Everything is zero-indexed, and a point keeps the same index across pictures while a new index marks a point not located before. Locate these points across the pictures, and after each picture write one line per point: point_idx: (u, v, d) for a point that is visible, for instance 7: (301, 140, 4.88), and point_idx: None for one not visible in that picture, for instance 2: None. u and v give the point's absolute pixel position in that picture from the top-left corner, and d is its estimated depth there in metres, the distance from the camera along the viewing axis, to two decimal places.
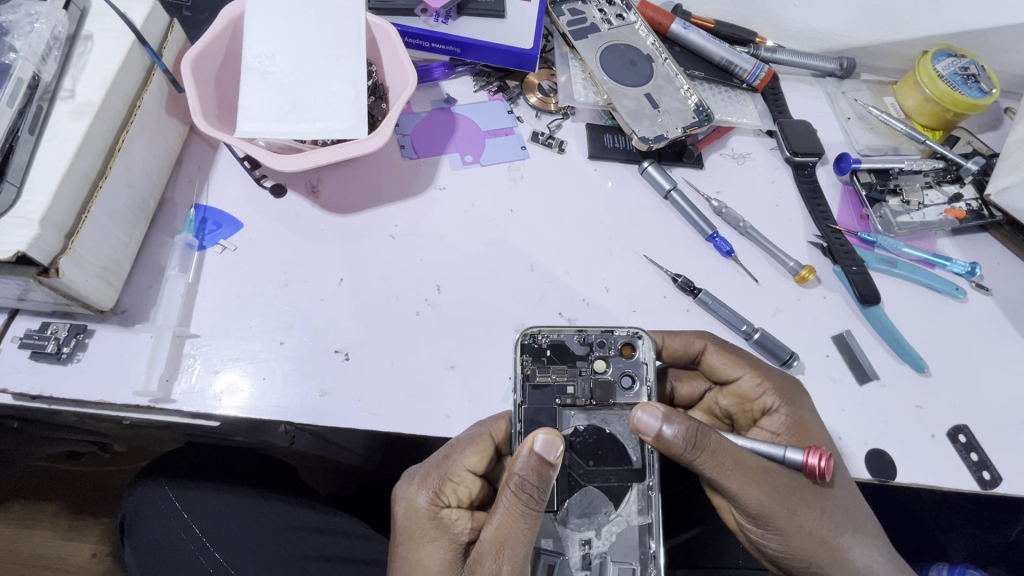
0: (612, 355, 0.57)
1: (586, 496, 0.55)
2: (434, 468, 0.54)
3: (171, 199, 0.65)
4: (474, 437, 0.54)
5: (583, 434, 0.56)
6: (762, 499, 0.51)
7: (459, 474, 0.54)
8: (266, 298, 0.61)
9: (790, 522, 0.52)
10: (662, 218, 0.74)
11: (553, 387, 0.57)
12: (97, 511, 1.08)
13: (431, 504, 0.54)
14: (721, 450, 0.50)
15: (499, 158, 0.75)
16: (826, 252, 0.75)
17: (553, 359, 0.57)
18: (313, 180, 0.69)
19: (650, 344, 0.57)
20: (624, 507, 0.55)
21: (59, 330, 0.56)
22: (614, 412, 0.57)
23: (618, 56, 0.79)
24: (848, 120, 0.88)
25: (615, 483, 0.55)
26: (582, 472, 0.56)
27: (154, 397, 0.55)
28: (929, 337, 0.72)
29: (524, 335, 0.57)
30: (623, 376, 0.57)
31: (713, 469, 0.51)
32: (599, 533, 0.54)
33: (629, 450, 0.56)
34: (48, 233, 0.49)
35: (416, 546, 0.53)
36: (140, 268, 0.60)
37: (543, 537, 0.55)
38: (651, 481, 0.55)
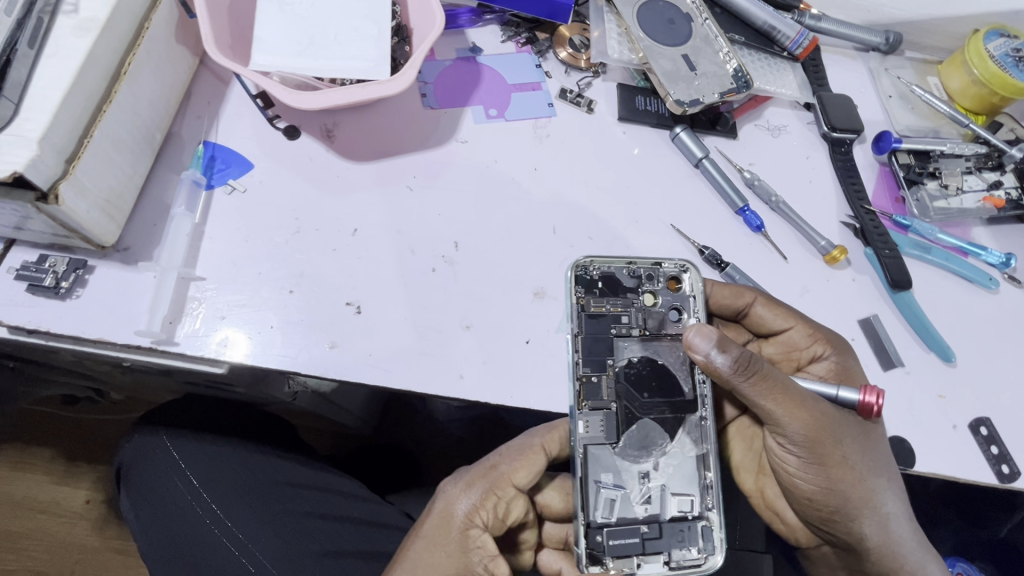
0: (661, 287, 0.57)
1: (644, 428, 0.53)
2: (480, 475, 0.56)
3: (178, 134, 0.61)
4: (527, 450, 0.56)
5: (637, 366, 0.55)
6: (806, 425, 0.50)
7: (503, 487, 0.56)
8: (276, 243, 0.58)
9: (832, 454, 0.51)
10: (693, 186, 0.71)
11: (608, 317, 0.55)
12: (91, 459, 1.07)
13: (466, 514, 0.55)
14: (768, 373, 0.49)
15: (526, 114, 0.71)
16: (858, 233, 0.72)
17: (603, 291, 0.55)
18: (328, 124, 0.65)
19: (698, 277, 0.56)
20: (680, 439, 0.54)
21: (58, 263, 0.53)
22: (665, 343, 0.56)
23: (656, 14, 0.74)
24: (889, 98, 0.84)
25: (670, 414, 0.54)
26: (638, 405, 0.54)
27: (157, 338, 0.52)
28: (959, 326, 0.70)
29: (577, 267, 0.54)
30: (671, 308, 0.56)
31: (759, 390, 0.49)
32: (658, 465, 0.53)
33: (683, 381, 0.55)
34: (48, 155, 0.45)
35: (434, 546, 0.54)
36: (145, 204, 0.57)
37: (601, 471, 0.52)
38: (704, 411, 0.54)
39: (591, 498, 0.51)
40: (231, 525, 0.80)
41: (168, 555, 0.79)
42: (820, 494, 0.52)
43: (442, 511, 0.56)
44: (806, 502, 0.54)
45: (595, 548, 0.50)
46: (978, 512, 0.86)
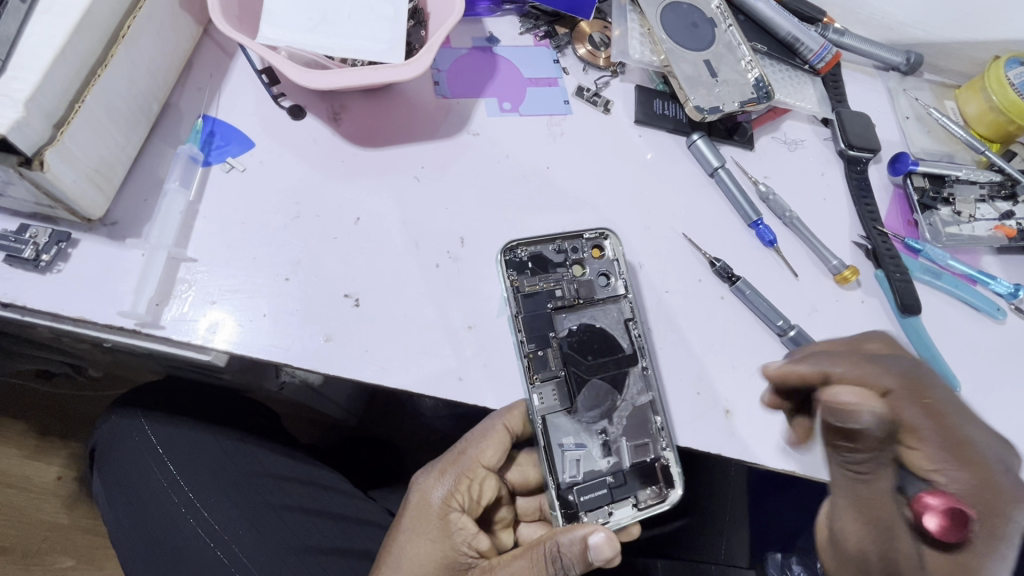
0: (589, 255, 0.59)
1: (592, 388, 0.56)
2: (452, 462, 0.54)
3: (177, 105, 0.58)
4: (492, 431, 0.53)
5: (577, 334, 0.57)
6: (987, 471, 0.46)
7: (476, 471, 0.54)
8: (274, 227, 0.55)
9: (1011, 512, 0.46)
10: (707, 196, 0.69)
11: (542, 293, 0.57)
12: (65, 435, 1.03)
13: (443, 502, 0.52)
14: (939, 390, 0.49)
15: (540, 110, 0.69)
16: (870, 254, 0.71)
17: (534, 270, 0.58)
18: (335, 106, 0.62)
19: (617, 241, 0.59)
20: (627, 391, 0.56)
21: (39, 234, 0.49)
22: (598, 308, 0.59)
23: (679, 17, 0.72)
24: (906, 119, 0.83)
25: (615, 371, 0.56)
26: (583, 368, 0.56)
27: (142, 320, 0.49)
28: (964, 355, 0.69)
29: (504, 252, 0.57)
30: (600, 275, 0.59)
31: (925, 419, 0.47)
32: (611, 420, 0.56)
33: (620, 338, 0.58)
34: (35, 118, 0.42)
35: (416, 540, 0.52)
36: (136, 177, 0.54)
37: (562, 436, 0.55)
38: (645, 361, 0.57)
39: (557, 463, 0.53)
40: (207, 514, 0.78)
41: (140, 544, 0.77)
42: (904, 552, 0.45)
43: (419, 502, 0.53)
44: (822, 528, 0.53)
45: (569, 505, 0.52)
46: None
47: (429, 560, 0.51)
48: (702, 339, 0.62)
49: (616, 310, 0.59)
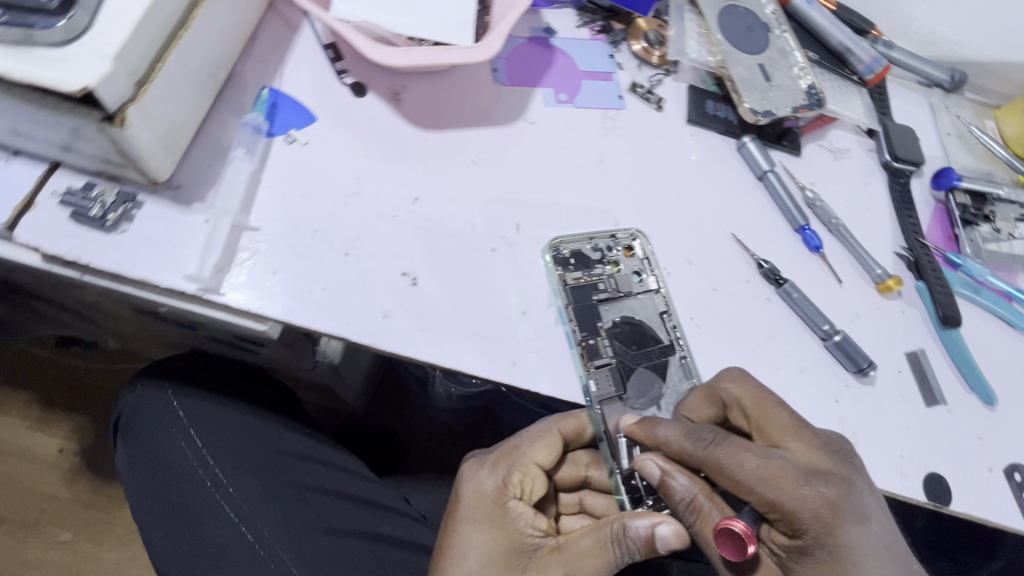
0: (622, 253, 0.62)
1: (639, 377, 0.58)
2: (505, 454, 0.55)
3: (241, 75, 0.58)
4: (545, 431, 0.56)
5: (620, 326, 0.59)
6: (812, 513, 0.44)
7: (529, 466, 0.55)
8: (334, 201, 0.55)
9: (844, 547, 0.44)
10: (754, 198, 0.69)
11: (587, 286, 0.59)
12: (65, 409, 1.10)
13: (498, 489, 0.53)
14: (750, 446, 0.47)
15: (595, 103, 0.69)
16: (912, 266, 0.72)
17: (576, 265, 0.59)
18: (396, 86, 0.62)
19: (646, 241, 0.62)
20: (671, 379, 0.58)
21: (106, 194, 0.49)
22: (635, 302, 0.61)
23: (735, 19, 0.73)
24: (948, 136, 0.83)
25: (659, 360, 0.59)
26: (630, 358, 0.58)
27: (204, 286, 0.49)
28: (1000, 370, 0.69)
29: (549, 249, 0.59)
30: (634, 271, 0.61)
31: (759, 489, 0.45)
32: (660, 405, 0.58)
33: (659, 330, 0.60)
34: (121, 76, 0.42)
35: (476, 528, 0.51)
36: (200, 144, 0.54)
37: (619, 425, 0.56)
38: (683, 350, 0.59)
39: (620, 450, 0.55)
40: (231, 492, 0.77)
41: (164, 516, 0.76)
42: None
43: (473, 494, 0.53)
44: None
45: (635, 490, 0.55)
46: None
47: (489, 546, 0.50)
48: (749, 339, 0.62)
49: (651, 303, 0.61)
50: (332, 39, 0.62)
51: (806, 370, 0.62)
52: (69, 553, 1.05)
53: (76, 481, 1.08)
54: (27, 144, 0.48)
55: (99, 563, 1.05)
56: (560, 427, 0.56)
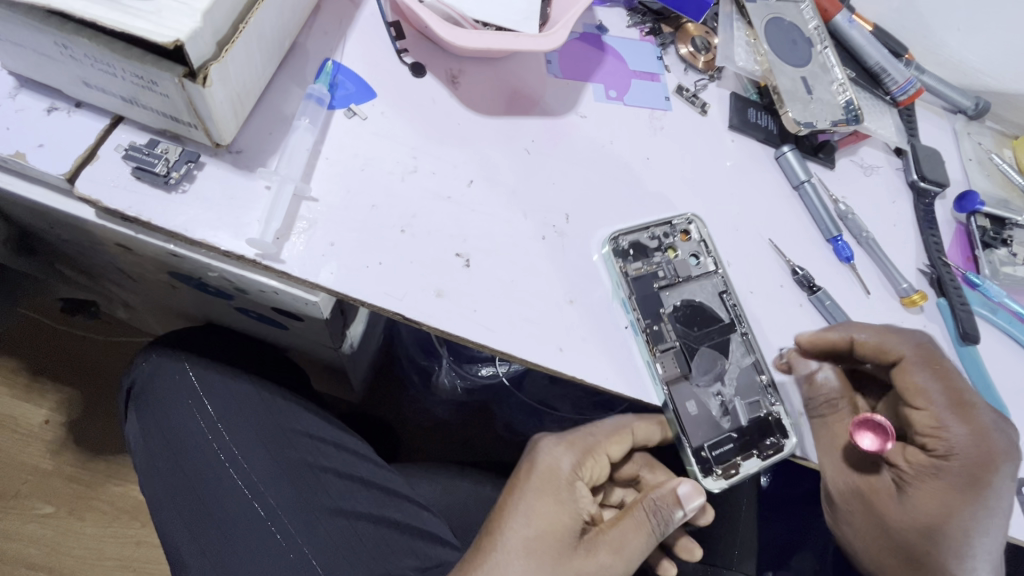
0: (680, 238, 0.63)
1: (703, 355, 0.60)
2: (578, 438, 0.61)
3: (303, 46, 0.58)
4: (619, 427, 0.62)
5: (681, 309, 0.61)
6: (974, 445, 0.57)
7: (597, 454, 0.61)
8: (391, 179, 0.56)
9: (983, 484, 0.58)
10: (790, 207, 0.71)
11: (647, 275, 0.60)
12: (58, 378, 1.09)
13: (568, 471, 0.59)
14: (952, 378, 0.60)
15: (644, 102, 0.70)
16: (935, 283, 0.74)
17: (636, 255, 0.61)
18: (454, 70, 0.63)
19: (702, 225, 0.64)
20: (733, 355, 0.61)
21: (170, 152, 0.49)
22: (694, 285, 0.62)
23: (781, 32, 0.75)
24: (969, 160, 0.86)
25: (720, 339, 0.61)
26: (692, 339, 0.60)
27: (263, 251, 0.49)
28: (1012, 388, 0.72)
29: (609, 242, 0.60)
30: (691, 255, 0.63)
31: (948, 410, 0.58)
32: (724, 381, 0.60)
33: (718, 310, 0.62)
34: (207, 33, 0.41)
35: (545, 498, 0.57)
36: (261, 111, 0.54)
37: (686, 403, 0.58)
38: (744, 327, 0.61)
39: (689, 425, 0.57)
40: (246, 468, 0.76)
41: (175, 490, 0.75)
42: (878, 491, 0.61)
43: (546, 469, 0.59)
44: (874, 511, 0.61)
45: (704, 461, 0.57)
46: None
47: (555, 521, 0.56)
48: (781, 342, 0.64)
49: (709, 284, 0.62)
50: (395, 17, 0.62)
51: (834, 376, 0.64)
52: (52, 526, 1.02)
53: (69, 451, 1.06)
54: (94, 97, 0.48)
55: (81, 539, 1.03)
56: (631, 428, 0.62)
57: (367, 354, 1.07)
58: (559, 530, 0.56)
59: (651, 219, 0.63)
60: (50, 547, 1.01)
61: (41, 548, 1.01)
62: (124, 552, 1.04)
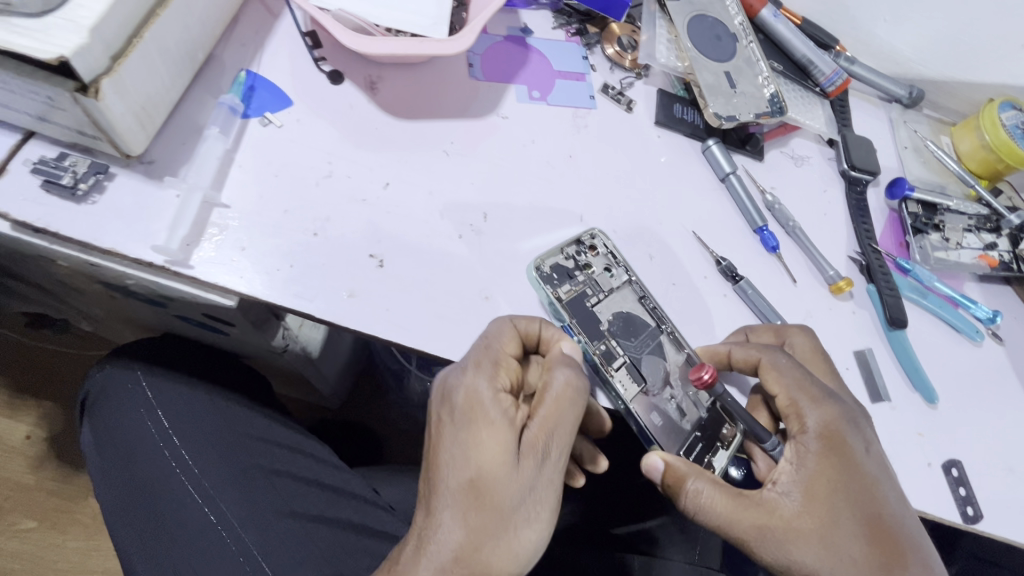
0: (590, 254, 0.63)
1: (650, 364, 0.60)
2: (482, 353, 0.52)
3: (220, 59, 0.60)
4: (506, 328, 0.54)
5: (615, 322, 0.61)
6: (828, 418, 0.54)
7: (504, 361, 0.52)
8: (303, 184, 0.57)
9: (851, 451, 0.54)
10: (716, 199, 0.72)
11: (578, 295, 0.61)
12: (35, 395, 1.10)
13: (481, 390, 0.50)
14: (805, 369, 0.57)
15: (568, 101, 0.72)
16: (863, 269, 0.75)
17: (561, 277, 0.61)
18: (373, 76, 0.64)
19: (606, 237, 0.64)
20: (670, 357, 0.61)
21: (78, 164, 0.51)
22: (618, 295, 0.62)
23: (705, 28, 0.76)
24: (905, 149, 0.87)
25: (654, 343, 0.61)
26: (634, 349, 0.60)
27: (172, 257, 0.50)
28: (942, 370, 0.73)
29: (534, 270, 0.60)
30: (604, 269, 0.63)
31: (798, 391, 0.55)
32: (673, 385, 0.61)
33: (644, 315, 0.62)
34: (96, 47, 0.43)
35: (474, 433, 0.49)
36: (176, 123, 0.56)
37: (650, 417, 0.59)
38: (666, 327, 0.62)
39: (658, 434, 0.59)
40: (197, 472, 0.76)
41: (125, 499, 0.75)
42: (779, 506, 0.52)
43: (464, 402, 0.50)
44: (791, 531, 0.51)
45: None
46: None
47: (493, 446, 0.48)
48: (702, 333, 0.65)
49: (629, 292, 0.63)
50: (312, 27, 0.64)
51: None
52: (33, 541, 1.04)
53: (48, 465, 1.07)
54: (3, 113, 0.50)
55: (62, 553, 1.04)
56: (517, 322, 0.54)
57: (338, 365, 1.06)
58: (498, 457, 0.48)
59: (564, 239, 0.63)
60: (31, 562, 1.02)
61: (19, 564, 1.02)
62: (104, 564, 1.05)
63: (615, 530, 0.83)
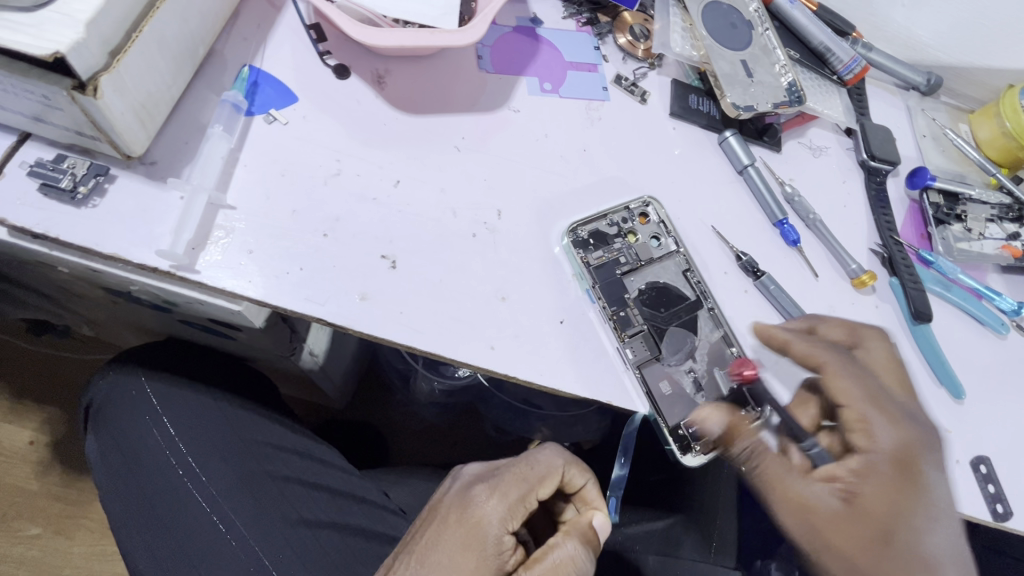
0: (638, 222, 0.64)
1: (675, 335, 0.61)
2: (513, 484, 0.55)
3: (222, 54, 0.58)
4: (553, 469, 0.56)
5: (646, 292, 0.62)
6: (900, 441, 0.57)
7: (531, 501, 0.55)
8: (311, 184, 0.55)
9: (916, 475, 0.57)
10: (735, 192, 0.70)
11: (609, 262, 0.61)
12: (39, 400, 1.08)
13: (496, 523, 0.53)
14: (865, 376, 0.61)
15: (580, 94, 0.69)
16: (886, 262, 0.73)
17: (596, 245, 0.62)
18: (380, 70, 0.62)
19: (660, 207, 0.65)
20: (703, 331, 0.62)
21: (77, 166, 0.48)
22: (658, 266, 0.63)
23: (720, 16, 0.73)
24: (923, 138, 0.84)
25: (686, 317, 0.62)
26: (660, 321, 0.61)
27: (177, 262, 0.49)
28: (967, 365, 0.71)
29: (570, 234, 0.60)
30: (651, 237, 0.64)
31: (869, 409, 0.58)
32: (696, 358, 0.61)
33: (684, 288, 0.63)
34: (94, 42, 0.41)
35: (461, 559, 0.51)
36: (177, 121, 0.53)
37: (660, 383, 0.59)
38: (711, 302, 0.62)
39: (664, 403, 0.58)
40: (205, 480, 0.74)
41: (131, 506, 0.73)
42: (829, 505, 0.57)
43: (475, 524, 0.53)
44: (835, 528, 0.56)
45: (682, 439, 0.58)
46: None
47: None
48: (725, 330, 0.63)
49: (673, 264, 0.64)
50: (315, 20, 0.61)
51: (782, 363, 0.63)
52: (41, 547, 1.02)
53: (55, 471, 1.05)
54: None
55: (71, 558, 1.03)
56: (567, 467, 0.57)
57: (345, 366, 1.04)
58: None
59: (610, 207, 0.65)
60: (40, 568, 1.01)
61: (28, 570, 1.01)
62: (115, 569, 1.03)
63: (626, 531, 0.80)
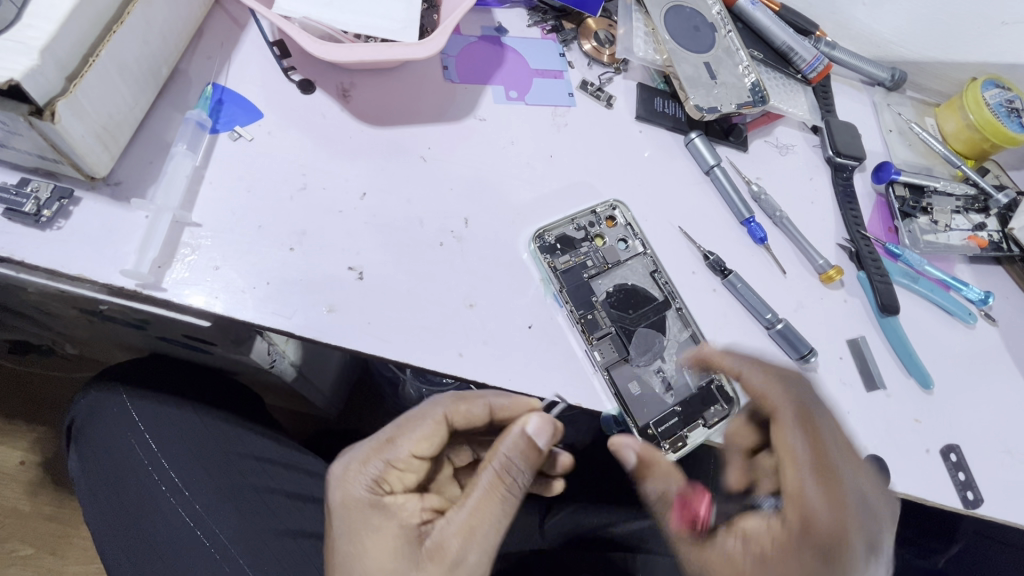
0: (605, 225, 0.66)
1: (643, 336, 0.62)
2: (393, 433, 0.54)
3: (186, 73, 0.58)
4: (429, 419, 0.54)
5: (614, 294, 0.63)
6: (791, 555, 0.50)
7: (403, 459, 0.53)
8: (277, 199, 0.55)
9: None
10: (701, 192, 0.71)
11: (575, 267, 0.62)
12: (28, 420, 1.08)
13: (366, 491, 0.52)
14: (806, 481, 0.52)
15: (545, 100, 0.70)
16: (853, 257, 0.74)
17: (563, 249, 0.63)
18: (345, 83, 0.63)
19: (627, 210, 0.66)
20: (670, 331, 0.63)
21: (40, 189, 0.49)
22: (625, 269, 0.64)
23: (682, 19, 0.74)
24: (890, 133, 0.86)
25: (654, 318, 0.63)
26: (628, 322, 0.62)
27: (143, 281, 0.49)
28: (936, 355, 0.72)
29: (535, 239, 0.62)
30: (619, 240, 0.65)
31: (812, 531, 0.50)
32: (664, 358, 0.62)
33: (650, 289, 0.64)
34: (48, 67, 0.42)
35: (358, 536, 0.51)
36: (141, 141, 0.54)
37: (628, 382, 0.60)
38: (679, 303, 0.64)
39: (633, 404, 0.59)
40: (188, 495, 0.74)
41: (114, 524, 0.73)
42: None
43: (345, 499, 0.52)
44: None
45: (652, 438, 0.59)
46: (922, 544, 0.89)
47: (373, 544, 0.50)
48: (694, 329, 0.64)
49: (640, 265, 0.65)
50: (279, 37, 0.62)
51: None
52: (33, 567, 1.02)
53: (45, 490, 1.05)
54: None
55: None
56: (445, 409, 0.54)
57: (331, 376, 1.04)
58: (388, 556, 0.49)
59: (576, 211, 0.66)
60: None
61: None
62: None
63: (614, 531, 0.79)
